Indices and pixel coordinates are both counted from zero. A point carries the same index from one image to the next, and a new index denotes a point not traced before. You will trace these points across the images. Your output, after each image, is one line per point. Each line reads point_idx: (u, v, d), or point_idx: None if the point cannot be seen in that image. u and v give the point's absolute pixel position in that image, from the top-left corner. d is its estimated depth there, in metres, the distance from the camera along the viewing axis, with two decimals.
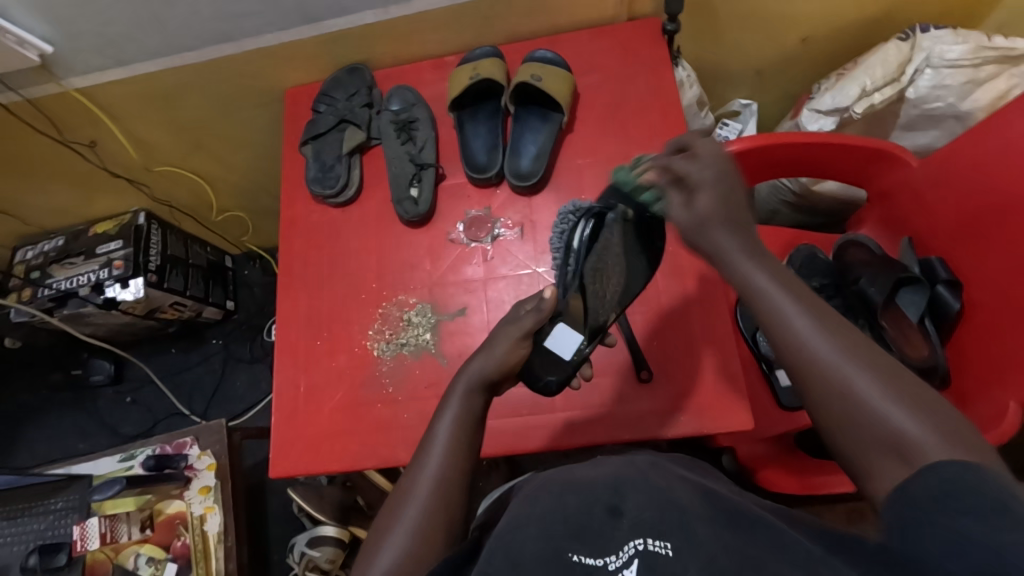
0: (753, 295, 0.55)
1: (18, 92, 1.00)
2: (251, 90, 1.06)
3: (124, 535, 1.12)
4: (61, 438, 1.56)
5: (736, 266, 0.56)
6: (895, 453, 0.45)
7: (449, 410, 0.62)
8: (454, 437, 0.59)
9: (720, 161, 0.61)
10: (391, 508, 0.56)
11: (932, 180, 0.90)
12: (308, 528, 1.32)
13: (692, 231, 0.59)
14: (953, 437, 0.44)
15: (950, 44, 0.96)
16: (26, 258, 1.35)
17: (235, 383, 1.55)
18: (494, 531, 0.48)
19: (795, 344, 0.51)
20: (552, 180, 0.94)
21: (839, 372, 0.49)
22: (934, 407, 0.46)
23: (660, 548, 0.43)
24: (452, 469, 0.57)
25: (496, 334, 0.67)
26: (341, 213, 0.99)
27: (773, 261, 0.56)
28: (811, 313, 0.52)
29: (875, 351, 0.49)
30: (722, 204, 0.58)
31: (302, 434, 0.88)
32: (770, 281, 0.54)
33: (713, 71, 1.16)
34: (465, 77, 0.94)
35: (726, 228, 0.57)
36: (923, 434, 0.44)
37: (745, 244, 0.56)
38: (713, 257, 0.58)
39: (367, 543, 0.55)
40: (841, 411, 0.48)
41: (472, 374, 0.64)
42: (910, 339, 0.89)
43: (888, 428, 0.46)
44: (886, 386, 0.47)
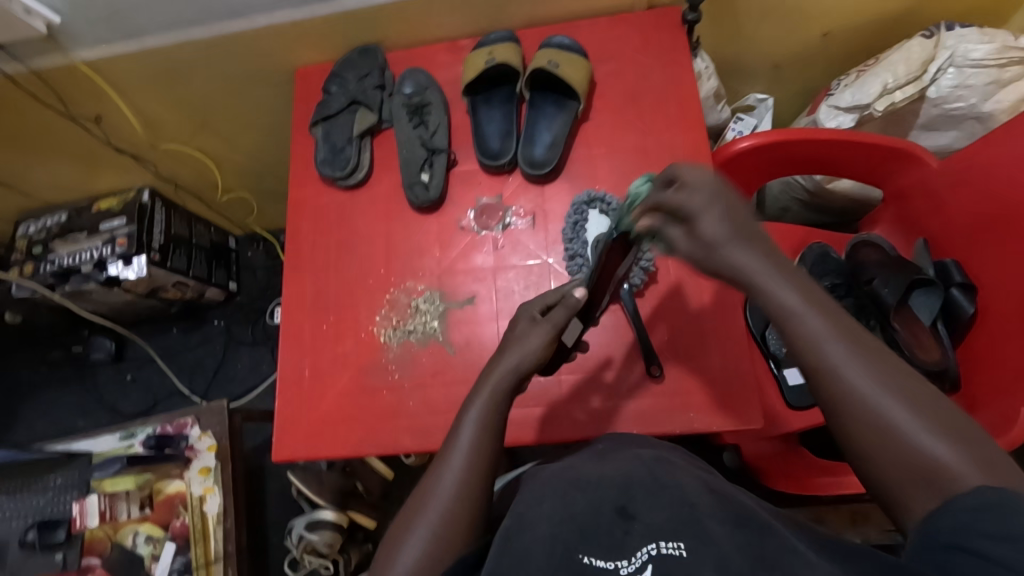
0: (784, 321, 0.52)
1: (24, 63, 0.98)
2: (261, 69, 1.04)
3: (123, 513, 1.12)
4: (60, 415, 1.56)
5: (762, 288, 0.53)
6: (930, 484, 0.44)
7: (473, 408, 0.61)
8: (478, 437, 0.59)
9: (711, 178, 0.56)
10: (410, 509, 0.56)
11: (951, 181, 0.88)
12: (307, 511, 1.32)
13: (704, 259, 0.55)
14: (989, 467, 0.43)
15: (975, 43, 0.95)
16: (29, 233, 1.33)
17: (236, 365, 1.55)
18: (501, 529, 0.50)
19: (828, 373, 0.49)
20: (565, 170, 0.93)
21: (874, 403, 0.47)
22: (974, 441, 0.45)
23: (675, 550, 0.44)
24: (475, 470, 0.57)
25: (523, 332, 0.67)
26: (349, 196, 0.97)
27: (801, 280, 0.53)
28: (845, 340, 0.50)
29: (908, 377, 0.48)
30: (728, 223, 0.54)
31: (306, 418, 0.88)
32: (801, 307, 0.51)
33: (730, 64, 1.14)
34: (480, 61, 0.93)
35: (742, 244, 0.54)
36: (961, 464, 0.44)
37: (765, 257, 0.53)
38: (740, 282, 0.54)
39: (385, 543, 0.55)
40: (874, 443, 0.47)
41: (507, 367, 0.64)
42: (923, 342, 0.88)
43: (927, 462, 0.45)
44: (926, 419, 0.46)
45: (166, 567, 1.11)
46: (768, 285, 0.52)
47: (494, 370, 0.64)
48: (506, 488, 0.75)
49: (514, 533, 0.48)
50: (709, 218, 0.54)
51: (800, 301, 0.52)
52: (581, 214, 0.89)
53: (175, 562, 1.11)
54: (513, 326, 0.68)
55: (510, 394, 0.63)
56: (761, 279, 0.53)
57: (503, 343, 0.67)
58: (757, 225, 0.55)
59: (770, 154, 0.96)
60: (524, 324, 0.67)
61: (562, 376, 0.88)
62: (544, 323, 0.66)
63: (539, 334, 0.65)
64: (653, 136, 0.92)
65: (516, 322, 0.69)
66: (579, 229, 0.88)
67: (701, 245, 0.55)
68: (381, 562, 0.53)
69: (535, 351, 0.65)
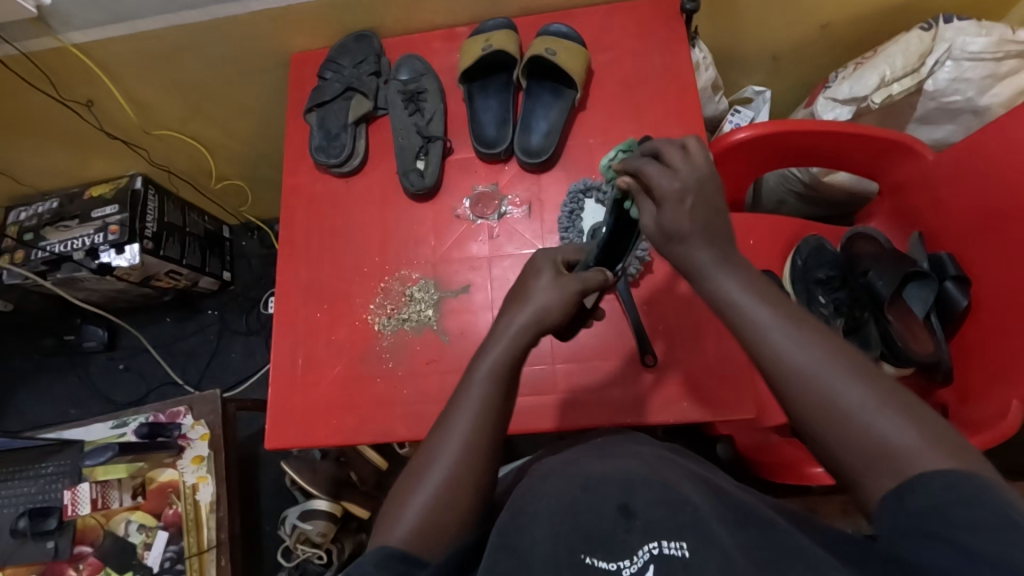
0: (733, 311, 0.52)
1: (14, 45, 0.97)
2: (255, 54, 1.03)
3: (116, 501, 1.11)
4: (53, 403, 1.55)
5: (709, 279, 0.53)
6: (882, 461, 0.43)
7: (485, 363, 0.59)
8: (487, 396, 0.57)
9: (699, 171, 0.54)
10: (413, 474, 0.55)
11: (946, 174, 0.88)
12: (300, 501, 1.32)
13: (663, 241, 0.56)
14: (938, 441, 0.43)
15: (973, 36, 0.94)
16: (20, 219, 1.32)
17: (230, 354, 1.54)
18: (500, 523, 0.52)
19: (774, 358, 0.49)
20: (562, 159, 0.92)
21: (825, 384, 0.46)
22: (922, 416, 0.44)
23: (677, 550, 0.45)
24: (480, 433, 0.56)
25: (544, 284, 0.64)
26: (344, 182, 0.96)
27: (750, 272, 0.53)
28: (789, 324, 0.49)
29: (856, 358, 0.48)
30: (701, 219, 0.53)
31: (299, 406, 0.87)
32: (745, 297, 0.51)
33: (728, 54, 1.14)
34: (477, 48, 0.92)
35: (707, 241, 0.54)
36: (908, 439, 0.43)
37: (723, 254, 0.54)
38: (687, 270, 0.55)
39: (385, 507, 0.55)
40: (821, 421, 0.46)
41: (529, 318, 0.62)
42: (917, 335, 0.91)
43: (876, 440, 0.44)
44: (873, 394, 0.45)
45: (157, 556, 1.10)
46: (717, 278, 0.53)
47: (509, 322, 0.62)
48: (503, 482, 0.75)
49: (512, 531, 0.49)
50: (677, 209, 0.54)
51: (746, 292, 0.52)
52: (577, 203, 0.88)
53: (167, 551, 1.10)
54: (535, 277, 0.66)
55: (525, 349, 0.61)
56: (709, 273, 0.54)
57: (517, 295, 0.65)
58: (728, 226, 0.55)
59: (765, 145, 0.96)
60: (544, 278, 0.65)
61: (557, 365, 0.88)
62: (574, 279, 0.65)
63: (565, 289, 0.64)
64: (650, 127, 0.92)
65: (539, 272, 0.66)
66: (575, 218, 0.88)
67: (662, 233, 0.55)
68: (380, 526, 0.53)
69: (557, 309, 0.63)
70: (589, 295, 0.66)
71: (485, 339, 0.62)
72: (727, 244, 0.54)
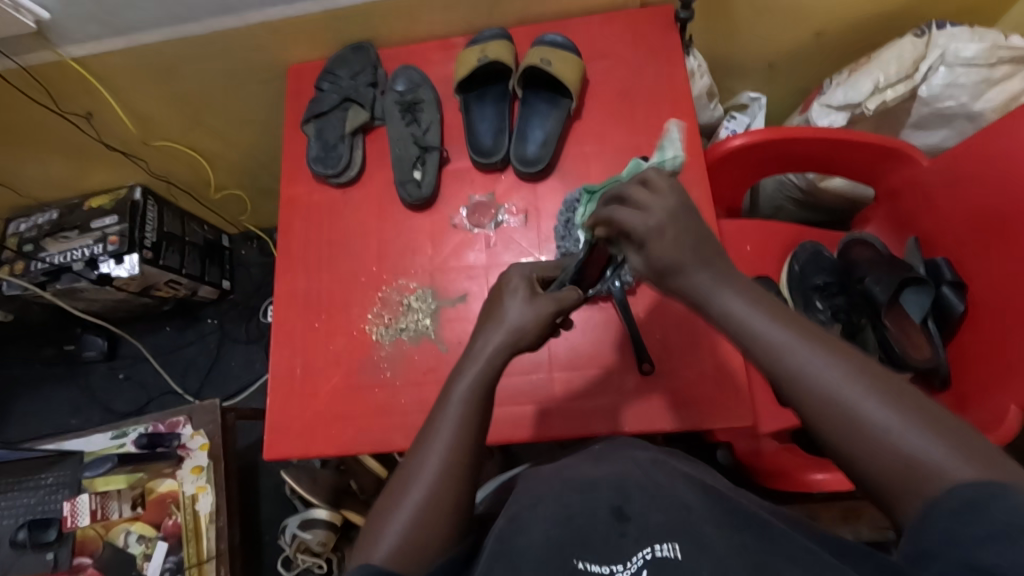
0: (744, 339, 0.51)
1: (14, 59, 0.98)
2: (252, 65, 1.04)
3: (114, 512, 1.11)
4: (53, 413, 1.55)
5: (710, 306, 0.53)
6: (914, 483, 0.43)
7: (461, 382, 0.60)
8: (463, 416, 0.57)
9: (671, 199, 0.55)
10: (394, 491, 0.55)
11: (940, 180, 0.89)
12: (300, 510, 1.33)
13: (661, 276, 0.56)
14: (963, 450, 0.43)
15: (965, 42, 0.95)
16: (20, 230, 1.32)
17: (230, 363, 1.54)
18: (496, 531, 0.51)
19: (799, 384, 0.48)
20: (559, 167, 0.93)
21: (849, 406, 0.46)
22: (946, 425, 0.44)
23: (669, 552, 0.45)
24: (460, 451, 0.56)
25: (521, 301, 0.65)
26: (342, 193, 0.97)
27: (747, 287, 0.54)
28: (808, 346, 0.49)
29: (879, 372, 0.47)
30: (685, 246, 0.54)
31: (298, 416, 0.87)
32: (760, 320, 0.51)
33: (723, 62, 1.14)
34: (473, 58, 0.92)
35: (698, 265, 0.54)
36: (938, 456, 0.43)
37: (711, 274, 0.54)
38: (690, 301, 0.55)
39: (367, 525, 0.55)
40: (855, 446, 0.46)
41: (503, 338, 0.62)
42: (914, 341, 0.90)
43: (907, 460, 0.44)
44: (898, 412, 0.45)
45: (157, 566, 1.10)
46: (718, 304, 0.53)
47: (485, 342, 0.62)
48: (498, 492, 0.75)
49: (509, 536, 0.50)
50: (660, 241, 0.54)
51: (758, 315, 0.51)
52: (573, 211, 0.88)
53: (166, 562, 1.10)
54: (510, 295, 0.66)
55: (501, 367, 0.61)
56: (713, 299, 0.53)
57: (492, 312, 0.66)
58: (712, 241, 0.55)
59: (762, 152, 0.97)
60: (519, 297, 0.65)
61: (555, 374, 0.88)
62: (549, 300, 0.65)
63: (539, 310, 0.64)
64: (646, 135, 0.92)
65: (512, 286, 0.66)
66: (571, 227, 0.88)
67: (655, 268, 0.56)
68: (362, 544, 0.53)
69: (532, 330, 0.63)
70: (563, 314, 0.67)
71: (463, 357, 0.62)
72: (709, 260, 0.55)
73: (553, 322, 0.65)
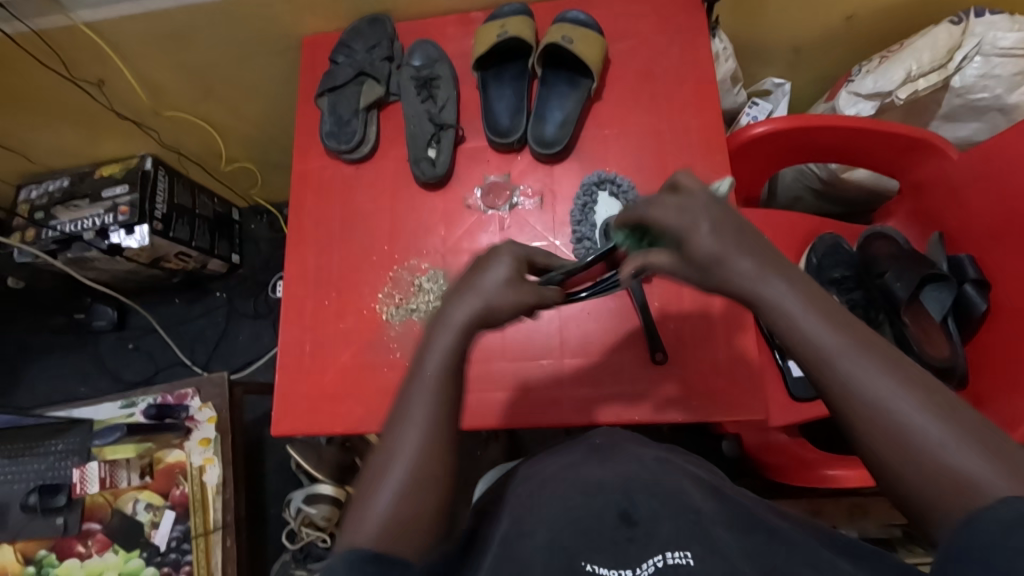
0: (791, 337, 0.48)
1: (24, 22, 0.96)
2: (266, 36, 1.02)
3: (123, 480, 1.13)
4: (63, 380, 1.56)
5: (758, 304, 0.49)
6: (958, 498, 0.41)
7: (433, 353, 0.56)
8: (441, 392, 0.55)
9: (710, 196, 0.51)
10: (375, 469, 0.53)
11: (970, 175, 0.86)
12: (305, 484, 1.35)
13: (699, 276, 0.51)
14: (1015, 469, 0.40)
15: (1004, 31, 0.91)
16: (31, 197, 1.32)
17: (237, 336, 1.55)
18: (501, 534, 0.52)
19: (844, 388, 0.45)
20: (576, 149, 0.90)
21: (896, 418, 0.43)
22: (997, 441, 0.41)
23: (681, 559, 0.45)
24: (440, 429, 0.54)
25: (498, 275, 0.59)
26: (354, 169, 0.95)
27: (803, 287, 0.49)
28: (856, 348, 0.46)
29: (927, 382, 0.44)
30: (727, 242, 0.49)
31: (305, 393, 0.87)
32: (806, 318, 0.48)
33: (749, 45, 1.11)
34: (492, 34, 0.89)
35: (742, 264, 0.49)
36: (988, 474, 0.40)
37: (761, 272, 0.49)
38: (736, 298, 0.50)
39: (350, 502, 0.53)
40: (898, 457, 0.43)
41: (478, 305, 0.57)
42: (932, 338, 0.88)
43: (955, 476, 0.41)
44: (946, 425, 0.42)
45: (165, 535, 1.12)
46: (765, 303, 0.49)
47: (457, 309, 0.58)
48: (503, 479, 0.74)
49: (513, 539, 0.50)
50: (701, 237, 0.50)
51: (804, 313, 0.48)
52: (589, 195, 0.87)
53: (174, 530, 1.12)
54: (493, 265, 0.60)
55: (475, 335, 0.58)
56: (760, 299, 0.49)
57: (467, 277, 0.60)
58: (758, 242, 0.50)
59: (787, 140, 0.94)
60: (499, 270, 0.59)
61: (566, 361, 0.87)
62: (533, 289, 0.60)
63: (522, 296, 0.59)
64: (667, 119, 0.89)
65: (498, 258, 0.60)
66: (588, 211, 0.87)
67: (696, 266, 0.51)
68: (347, 522, 0.52)
69: (507, 311, 0.58)
70: (537, 308, 0.62)
71: (432, 325, 0.58)
72: (765, 261, 0.50)
73: (526, 311, 0.61)
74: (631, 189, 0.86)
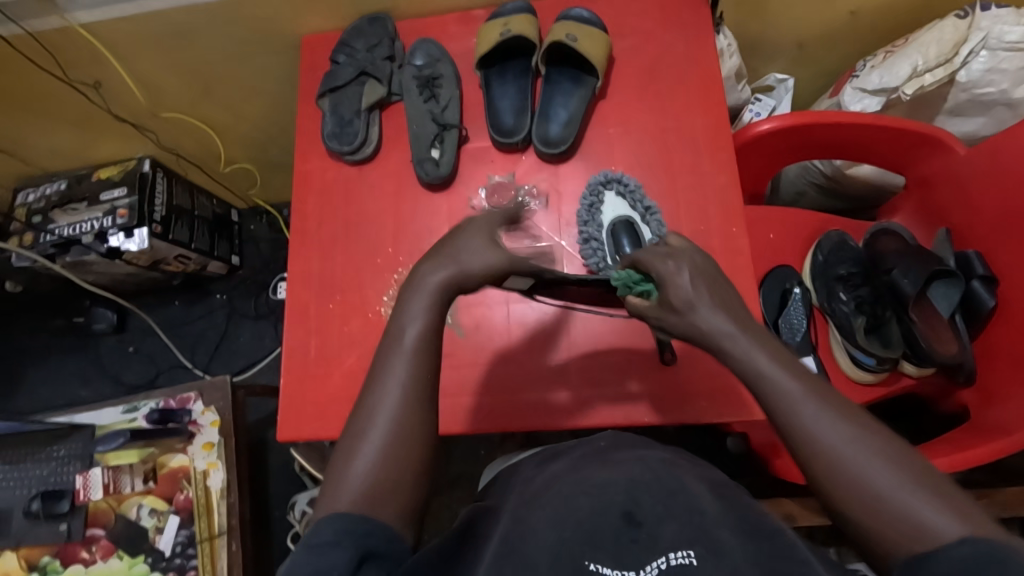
0: (762, 389, 0.53)
1: (19, 24, 0.95)
2: (265, 35, 1.00)
3: (127, 485, 1.13)
4: (63, 384, 1.55)
5: (732, 351, 0.55)
6: (915, 541, 0.45)
7: (419, 325, 0.56)
8: (419, 360, 0.55)
9: (691, 251, 0.59)
10: (355, 432, 0.54)
11: (977, 171, 0.86)
12: (310, 486, 1.35)
13: (679, 319, 0.57)
14: (961, 514, 0.45)
15: (1010, 24, 0.90)
16: (27, 201, 1.30)
17: (238, 338, 1.54)
18: (501, 535, 0.52)
19: (809, 437, 0.50)
20: (582, 149, 0.90)
21: (857, 465, 0.48)
22: (943, 488, 0.47)
23: (685, 560, 0.45)
24: (416, 399, 0.54)
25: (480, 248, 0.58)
26: (357, 170, 0.94)
27: (771, 344, 0.55)
28: (819, 401, 0.51)
29: (882, 433, 0.50)
30: (704, 291, 0.56)
31: (312, 398, 0.86)
32: (775, 371, 0.53)
33: (753, 40, 1.10)
34: (495, 32, 0.88)
35: (714, 309, 0.55)
36: (939, 519, 0.45)
37: (734, 322, 0.55)
38: (713, 348, 0.56)
39: (329, 464, 0.53)
40: (858, 501, 0.47)
41: (455, 272, 0.57)
42: (941, 336, 0.88)
43: (911, 519, 0.45)
44: (901, 473, 0.47)
45: (170, 540, 1.11)
46: (737, 351, 0.55)
47: (431, 275, 0.57)
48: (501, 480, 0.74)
49: (516, 540, 0.50)
50: (680, 283, 0.56)
51: (775, 367, 0.53)
52: (596, 195, 0.86)
53: (178, 535, 1.11)
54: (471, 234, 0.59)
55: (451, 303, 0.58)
56: (734, 347, 0.55)
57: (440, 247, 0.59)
58: (733, 295, 0.57)
59: (791, 137, 0.93)
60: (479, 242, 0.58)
61: (574, 362, 0.87)
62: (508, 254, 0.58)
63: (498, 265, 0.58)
64: (672, 116, 0.89)
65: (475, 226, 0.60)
66: (594, 212, 0.86)
67: (673, 310, 0.56)
68: (327, 483, 0.52)
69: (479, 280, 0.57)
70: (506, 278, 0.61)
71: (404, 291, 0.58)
72: (739, 327, 0.55)
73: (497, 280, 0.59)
74: (638, 188, 0.85)
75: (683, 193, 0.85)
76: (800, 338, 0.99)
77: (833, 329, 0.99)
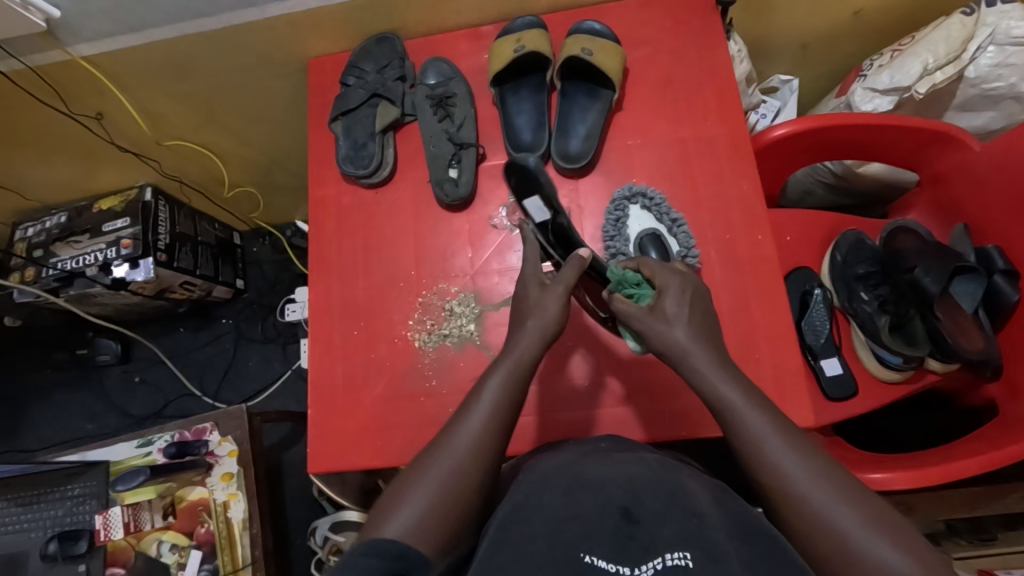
0: (730, 418, 0.59)
1: (19, 59, 0.93)
2: (271, 60, 0.99)
3: (147, 522, 1.11)
4: (69, 419, 1.52)
5: (695, 362, 0.62)
6: None
7: (493, 384, 0.63)
8: (497, 403, 0.61)
9: (682, 272, 0.70)
10: (419, 467, 0.57)
11: (993, 167, 0.86)
12: (330, 511, 1.33)
13: (659, 329, 0.64)
14: (919, 559, 0.47)
15: (1017, 19, 0.91)
16: (28, 235, 1.27)
17: (247, 363, 1.52)
18: (498, 518, 0.52)
19: (776, 469, 0.54)
20: (601, 162, 0.89)
21: (818, 503, 0.51)
22: (903, 534, 0.49)
23: (681, 561, 0.44)
24: (488, 439, 0.59)
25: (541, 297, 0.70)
26: (374, 194, 0.93)
27: (739, 377, 0.61)
28: (785, 440, 0.56)
29: (844, 477, 0.53)
30: (684, 308, 0.65)
31: (341, 428, 0.85)
32: (741, 399, 0.59)
33: (759, 44, 1.10)
34: (509, 49, 0.87)
35: (690, 325, 0.64)
36: (896, 560, 0.47)
37: (701, 338, 0.63)
38: (685, 363, 0.63)
39: (381, 499, 0.57)
40: (820, 537, 0.50)
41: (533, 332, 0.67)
42: (968, 332, 0.87)
43: (870, 560, 0.47)
44: (862, 515, 0.50)
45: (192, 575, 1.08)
46: (696, 364, 0.62)
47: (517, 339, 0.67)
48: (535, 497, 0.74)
49: (512, 525, 0.50)
50: (671, 300, 0.66)
51: (740, 397, 0.59)
52: (621, 210, 0.85)
53: (201, 570, 1.09)
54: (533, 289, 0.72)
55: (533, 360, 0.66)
56: (695, 357, 0.62)
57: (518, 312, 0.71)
58: (707, 315, 0.67)
59: (807, 140, 0.93)
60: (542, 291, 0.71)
61: (604, 377, 0.86)
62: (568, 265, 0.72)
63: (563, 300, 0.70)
64: (690, 126, 0.88)
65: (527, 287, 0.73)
66: (621, 226, 0.85)
67: (659, 319, 0.65)
68: (378, 515, 0.54)
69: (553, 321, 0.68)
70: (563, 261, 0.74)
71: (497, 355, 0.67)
72: (715, 346, 0.64)
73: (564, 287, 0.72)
74: (664, 201, 0.85)
75: (706, 203, 0.85)
76: (823, 340, 0.99)
77: (855, 329, 0.98)
